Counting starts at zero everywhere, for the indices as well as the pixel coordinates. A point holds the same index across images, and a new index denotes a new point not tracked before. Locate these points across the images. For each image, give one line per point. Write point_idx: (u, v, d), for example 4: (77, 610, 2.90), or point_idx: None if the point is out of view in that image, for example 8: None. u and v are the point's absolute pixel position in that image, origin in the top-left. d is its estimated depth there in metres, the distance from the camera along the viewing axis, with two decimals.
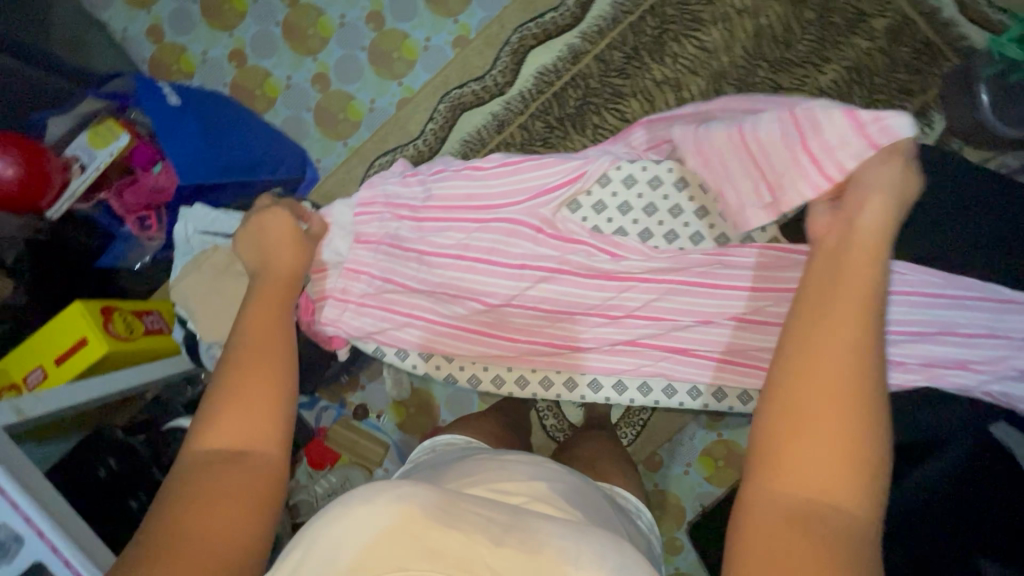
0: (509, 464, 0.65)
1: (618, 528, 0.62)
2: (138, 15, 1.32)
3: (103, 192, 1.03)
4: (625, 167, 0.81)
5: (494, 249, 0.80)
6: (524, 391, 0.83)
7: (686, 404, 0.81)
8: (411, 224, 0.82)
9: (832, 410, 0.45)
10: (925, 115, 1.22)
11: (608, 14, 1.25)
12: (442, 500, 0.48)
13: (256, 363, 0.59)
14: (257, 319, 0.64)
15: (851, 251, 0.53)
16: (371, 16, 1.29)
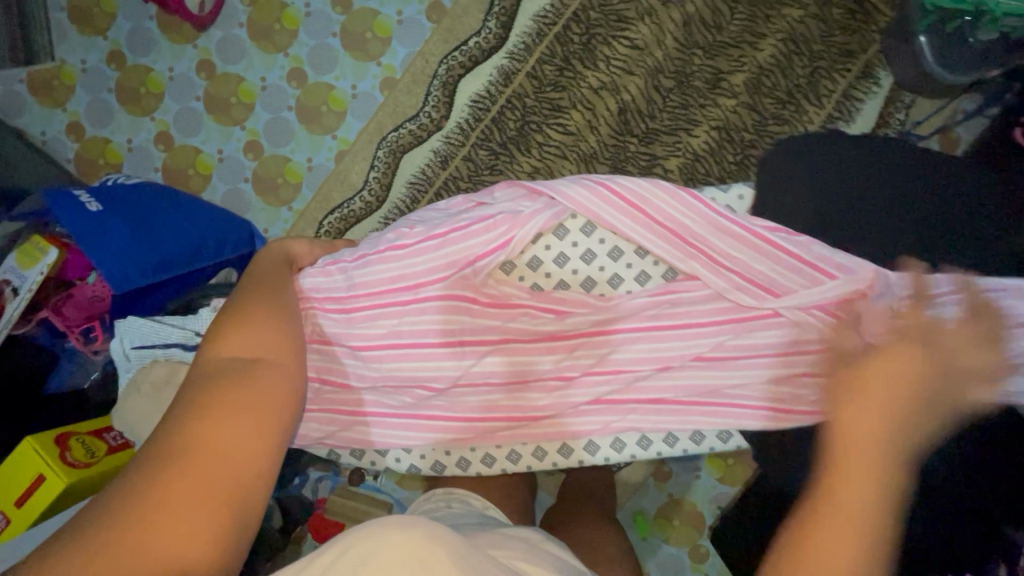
0: (534, 549, 0.61)
1: None
2: (53, 115, 1.27)
3: (42, 310, 0.97)
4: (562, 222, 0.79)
5: (433, 329, 0.77)
6: (492, 468, 0.81)
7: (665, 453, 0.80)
8: (338, 315, 0.78)
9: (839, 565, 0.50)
10: (871, 74, 1.18)
11: (531, 29, 1.21)
12: (471, 558, 0.48)
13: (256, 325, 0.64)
14: (255, 283, 0.71)
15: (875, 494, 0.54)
16: (292, 74, 1.24)
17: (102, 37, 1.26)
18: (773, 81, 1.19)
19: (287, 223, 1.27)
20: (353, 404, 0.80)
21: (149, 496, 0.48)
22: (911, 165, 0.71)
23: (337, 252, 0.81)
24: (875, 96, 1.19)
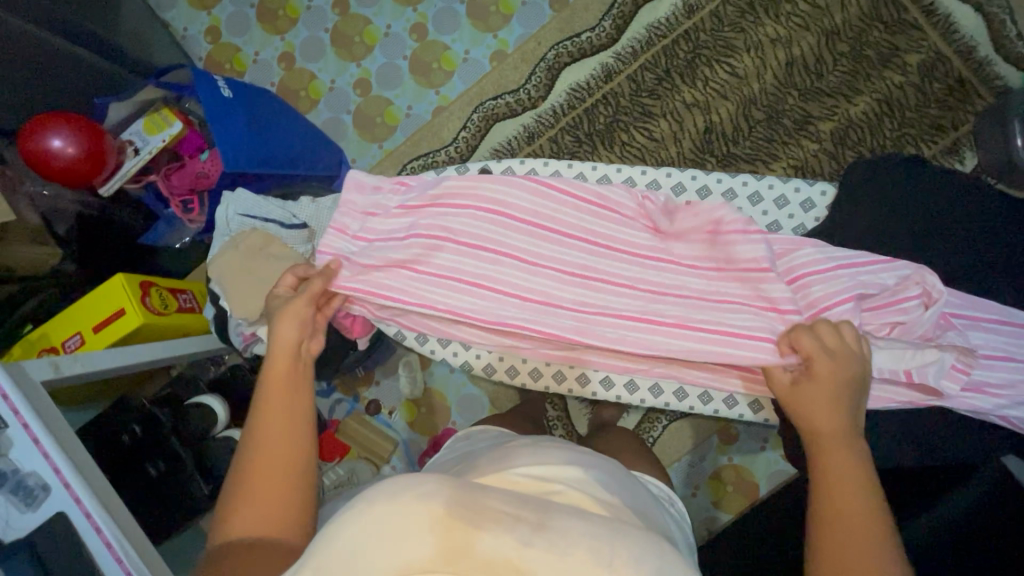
0: (544, 450, 0.69)
1: (656, 520, 0.67)
2: (199, 16, 1.41)
3: (151, 175, 1.08)
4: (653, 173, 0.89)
5: (533, 280, 0.83)
6: (537, 382, 0.91)
7: (697, 407, 0.89)
8: (451, 247, 0.83)
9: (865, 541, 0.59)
10: (957, 151, 1.22)
11: (642, 36, 1.28)
12: (464, 497, 0.50)
13: (268, 460, 0.63)
14: (269, 397, 0.68)
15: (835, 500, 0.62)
16: (415, 27, 1.35)
17: None
18: (859, 136, 1.23)
19: (373, 159, 1.36)
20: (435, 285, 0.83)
21: None
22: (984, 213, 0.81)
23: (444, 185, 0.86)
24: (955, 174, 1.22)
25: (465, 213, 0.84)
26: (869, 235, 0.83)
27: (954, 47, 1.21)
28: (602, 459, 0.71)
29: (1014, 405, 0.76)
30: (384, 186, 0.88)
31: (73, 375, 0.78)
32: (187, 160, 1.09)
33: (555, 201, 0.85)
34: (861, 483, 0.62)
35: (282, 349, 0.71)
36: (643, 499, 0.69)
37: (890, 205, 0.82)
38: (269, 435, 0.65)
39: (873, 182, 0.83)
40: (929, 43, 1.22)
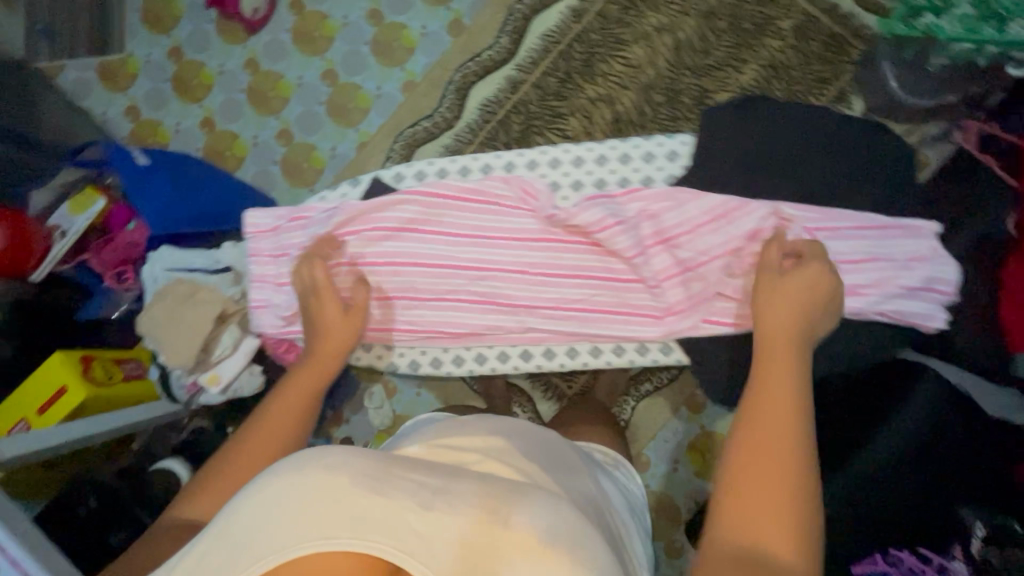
0: (472, 424, 0.77)
1: (582, 473, 0.76)
2: (116, 98, 1.44)
3: (83, 253, 1.10)
4: (526, 154, 0.96)
5: (449, 281, 0.92)
6: (461, 367, 0.95)
7: (613, 360, 0.93)
8: (352, 266, 0.91)
9: (782, 466, 0.62)
10: (845, 99, 1.30)
11: (538, 46, 1.36)
12: (373, 470, 0.52)
13: (267, 443, 0.71)
14: (297, 394, 0.78)
15: (765, 418, 0.67)
16: (325, 73, 1.41)
17: (166, 35, 1.44)
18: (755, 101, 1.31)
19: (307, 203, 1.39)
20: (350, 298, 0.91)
21: None
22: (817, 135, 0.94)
23: (329, 218, 0.92)
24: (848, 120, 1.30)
25: (364, 238, 0.90)
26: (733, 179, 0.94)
27: (821, 7, 1.31)
28: (524, 429, 0.79)
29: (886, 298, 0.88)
30: (283, 225, 0.92)
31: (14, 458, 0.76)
32: (114, 233, 1.11)
33: (449, 210, 0.92)
34: (790, 380, 0.70)
35: (316, 357, 0.82)
36: (567, 458, 0.77)
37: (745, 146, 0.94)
38: (280, 419, 0.73)
39: (723, 125, 0.94)
40: (799, 6, 1.31)
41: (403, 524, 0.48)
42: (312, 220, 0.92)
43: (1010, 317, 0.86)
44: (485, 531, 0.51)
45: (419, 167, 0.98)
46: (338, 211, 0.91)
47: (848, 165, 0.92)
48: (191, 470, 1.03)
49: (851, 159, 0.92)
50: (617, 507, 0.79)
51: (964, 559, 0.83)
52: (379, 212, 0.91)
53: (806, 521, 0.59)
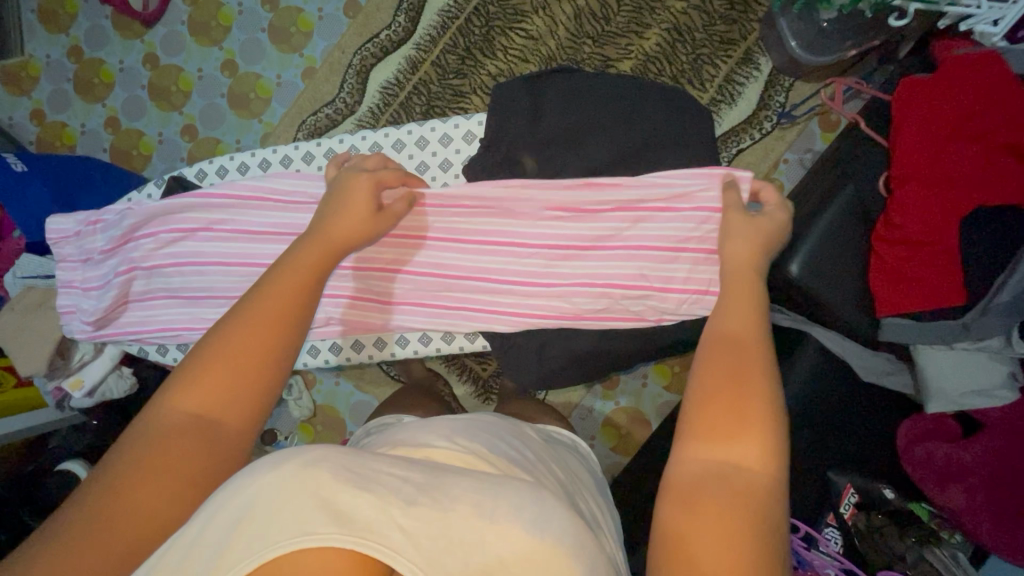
0: (432, 422, 0.73)
1: (544, 456, 0.74)
2: (20, 102, 1.43)
3: None
4: (369, 137, 0.88)
5: (246, 286, 0.83)
6: (339, 357, 0.92)
7: (467, 347, 0.90)
8: (143, 275, 0.83)
9: (745, 376, 0.55)
10: (751, 60, 1.25)
11: (436, 23, 1.32)
12: (352, 463, 0.50)
13: (243, 339, 0.57)
14: (287, 277, 0.62)
15: (730, 332, 0.59)
16: (225, 64, 1.38)
17: (63, 33, 1.42)
18: (658, 67, 1.27)
19: None
20: (162, 311, 0.85)
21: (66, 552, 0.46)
22: (672, 98, 0.83)
23: (107, 219, 0.83)
24: (754, 81, 1.25)
25: (159, 241, 0.82)
26: (561, 147, 0.83)
27: None
28: (507, 428, 0.76)
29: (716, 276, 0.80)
30: (82, 230, 0.84)
31: None
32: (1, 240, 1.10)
33: (233, 211, 0.81)
34: (750, 290, 0.63)
35: (319, 243, 0.66)
36: (532, 444, 0.75)
37: (583, 104, 0.83)
38: (272, 305, 0.59)
39: (570, 88, 0.83)
40: None
41: (379, 520, 0.46)
42: (102, 222, 0.83)
43: (927, 276, 0.81)
44: (466, 528, 0.48)
45: (221, 162, 0.90)
46: (128, 212, 0.82)
47: (699, 131, 0.82)
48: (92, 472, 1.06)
49: (696, 119, 0.82)
50: (589, 488, 0.76)
51: (836, 525, 0.88)
52: (170, 212, 0.81)
53: (776, 422, 0.53)
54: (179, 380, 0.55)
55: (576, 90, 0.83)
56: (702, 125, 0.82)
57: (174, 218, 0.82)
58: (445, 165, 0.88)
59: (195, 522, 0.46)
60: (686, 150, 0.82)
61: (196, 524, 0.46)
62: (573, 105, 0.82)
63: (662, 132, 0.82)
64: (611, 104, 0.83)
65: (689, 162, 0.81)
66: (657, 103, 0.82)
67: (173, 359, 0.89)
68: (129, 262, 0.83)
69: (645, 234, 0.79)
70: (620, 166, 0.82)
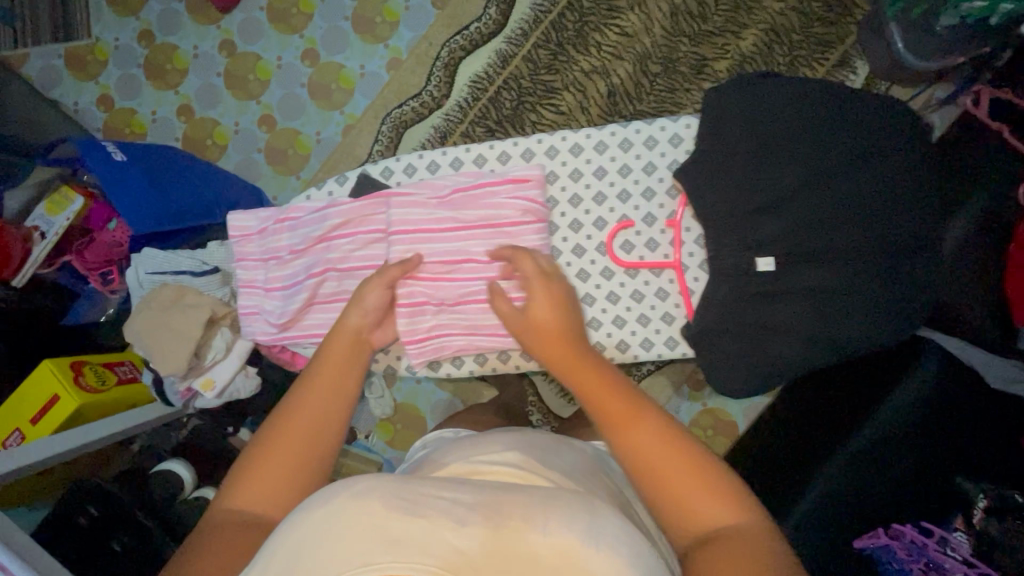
0: (485, 437, 0.71)
1: (600, 471, 0.71)
2: (87, 87, 1.38)
3: (66, 255, 1.04)
4: (570, 137, 0.89)
5: (446, 289, 0.84)
6: (485, 367, 0.90)
7: (666, 354, 0.88)
8: (336, 276, 0.83)
9: (672, 446, 0.63)
10: (848, 63, 1.25)
11: (528, 16, 1.29)
12: (401, 490, 0.50)
13: (278, 444, 0.66)
14: (315, 380, 0.72)
15: (617, 408, 0.66)
16: (306, 53, 1.34)
17: (134, 17, 1.37)
18: (754, 68, 1.26)
19: (294, 192, 1.35)
20: None
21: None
22: (828, 105, 0.83)
23: (297, 215, 0.86)
24: (852, 84, 1.25)
25: (356, 242, 0.84)
26: (723, 154, 0.83)
27: None
28: (562, 442, 0.73)
29: (863, 286, 0.81)
30: (269, 228, 0.86)
31: (12, 471, 0.76)
32: (96, 233, 1.06)
33: (437, 210, 0.84)
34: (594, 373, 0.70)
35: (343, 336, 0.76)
36: (593, 464, 0.71)
37: (744, 115, 0.83)
38: (314, 404, 0.69)
39: (724, 100, 0.84)
40: None
41: (433, 544, 0.45)
42: (296, 220, 0.85)
43: None
44: (515, 543, 0.46)
45: (409, 159, 0.90)
46: (326, 213, 0.84)
47: (856, 135, 0.82)
48: (194, 471, 1.02)
49: (851, 126, 0.82)
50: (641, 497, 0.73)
51: (965, 530, 0.87)
52: (372, 213, 0.84)
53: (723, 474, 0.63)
54: (232, 484, 0.63)
55: (726, 101, 0.84)
56: (854, 134, 0.82)
57: (374, 218, 0.84)
58: (651, 168, 0.88)
59: (264, 561, 0.48)
60: (840, 157, 0.82)
61: (267, 556, 0.49)
62: (743, 113, 0.83)
63: (819, 137, 0.82)
64: (768, 114, 0.83)
65: (842, 169, 0.82)
66: (811, 111, 0.82)
67: None
68: (324, 260, 0.83)
69: (822, 239, 0.81)
70: (779, 172, 0.82)
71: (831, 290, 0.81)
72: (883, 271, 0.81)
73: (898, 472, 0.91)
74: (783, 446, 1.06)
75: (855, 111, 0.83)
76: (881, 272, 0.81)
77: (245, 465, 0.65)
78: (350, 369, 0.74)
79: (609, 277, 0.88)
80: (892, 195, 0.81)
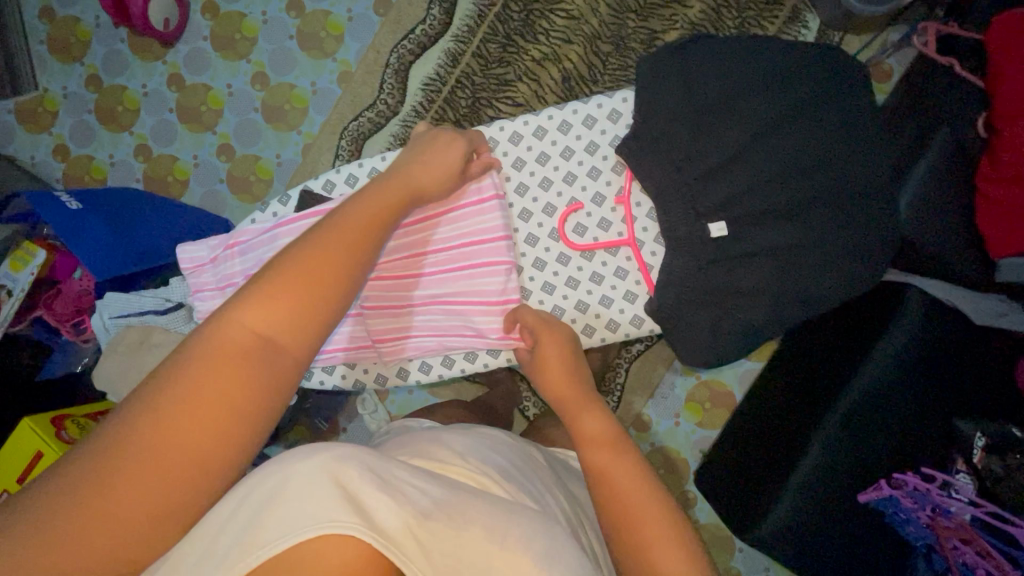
0: (441, 435, 0.71)
1: (547, 480, 0.71)
2: (41, 139, 1.36)
3: (35, 310, 1.03)
4: (507, 126, 0.88)
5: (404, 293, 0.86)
6: (452, 369, 0.90)
7: (632, 333, 0.87)
8: None
9: (640, 489, 0.64)
10: (799, 17, 1.23)
11: (472, 12, 1.28)
12: (378, 468, 0.51)
13: (263, 325, 0.53)
14: (314, 260, 0.57)
15: (594, 435, 0.70)
16: (255, 77, 1.33)
17: (79, 63, 1.35)
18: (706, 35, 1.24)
19: None
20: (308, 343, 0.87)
21: (67, 516, 0.44)
22: (777, 63, 0.82)
23: (251, 239, 0.84)
24: (806, 39, 1.23)
25: None
26: (676, 126, 0.82)
27: None
28: (514, 448, 0.73)
29: (832, 239, 0.80)
30: (222, 255, 0.85)
31: None
32: (62, 284, 1.06)
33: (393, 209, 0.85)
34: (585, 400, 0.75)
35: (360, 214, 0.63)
36: (542, 472, 0.72)
37: (692, 85, 0.82)
38: (310, 283, 0.56)
39: (671, 70, 0.83)
40: None
41: (386, 526, 0.47)
42: (251, 241, 0.84)
43: None
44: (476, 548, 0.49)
45: (349, 169, 0.89)
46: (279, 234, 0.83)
47: (808, 90, 0.81)
48: None
49: (801, 79, 0.81)
50: (592, 517, 0.73)
51: (967, 470, 0.86)
52: None
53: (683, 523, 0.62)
54: (188, 367, 0.50)
55: (672, 73, 0.84)
56: (805, 88, 0.81)
57: None
58: (593, 147, 0.88)
59: (228, 503, 0.48)
60: (795, 113, 0.81)
61: (231, 503, 0.48)
62: (691, 80, 0.82)
63: (773, 95, 0.81)
64: (717, 80, 0.82)
65: (797, 125, 0.81)
66: (761, 70, 0.81)
67: (319, 380, 0.92)
68: None
69: (788, 198, 0.80)
70: (736, 136, 0.81)
71: (803, 247, 0.80)
72: (852, 221, 0.80)
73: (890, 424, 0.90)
74: (779, 409, 1.05)
75: (804, 65, 0.82)
76: (850, 223, 0.80)
77: (211, 347, 0.51)
78: (316, 305, 0.55)
79: (566, 262, 0.87)
80: (853, 144, 0.81)
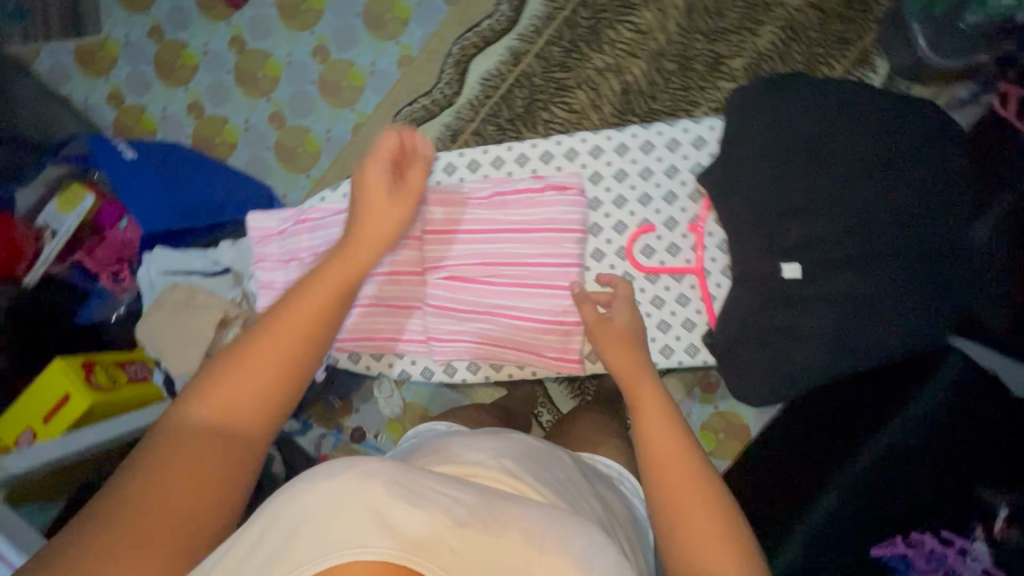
0: (472, 441, 0.71)
1: (580, 487, 0.70)
2: (97, 83, 1.37)
3: (77, 253, 1.05)
4: (591, 140, 0.95)
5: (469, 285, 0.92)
6: (500, 373, 0.94)
7: (686, 361, 0.90)
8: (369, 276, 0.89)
9: (690, 478, 0.63)
10: (868, 61, 1.22)
11: (541, 13, 1.28)
12: (403, 480, 0.50)
13: (263, 349, 0.58)
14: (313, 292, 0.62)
15: (648, 415, 0.70)
16: (316, 50, 1.33)
17: (144, 13, 1.36)
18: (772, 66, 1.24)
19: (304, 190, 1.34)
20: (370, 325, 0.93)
21: (108, 521, 0.49)
22: (846, 114, 0.83)
23: (322, 217, 0.86)
24: (872, 82, 1.22)
25: None
26: None
27: None
28: (543, 454, 0.72)
29: (885, 290, 0.79)
30: (290, 229, 0.86)
31: None
32: (107, 231, 1.07)
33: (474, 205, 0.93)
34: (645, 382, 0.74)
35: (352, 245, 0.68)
36: (575, 481, 0.70)
37: (761, 128, 0.84)
38: (302, 311, 0.61)
39: None
40: None
41: (418, 537, 0.46)
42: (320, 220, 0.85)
43: None
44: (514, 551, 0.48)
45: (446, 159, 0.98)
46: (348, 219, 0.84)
47: (878, 141, 0.82)
48: None
49: (868, 128, 0.82)
50: (626, 528, 0.72)
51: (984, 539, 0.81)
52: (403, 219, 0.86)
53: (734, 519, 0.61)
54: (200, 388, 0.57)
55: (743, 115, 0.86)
56: (874, 139, 0.82)
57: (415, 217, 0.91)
58: (672, 170, 0.93)
59: (254, 527, 0.48)
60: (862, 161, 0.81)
61: (258, 523, 0.48)
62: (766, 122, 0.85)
63: (840, 143, 0.82)
64: (788, 122, 0.83)
65: (862, 173, 0.81)
66: (830, 119, 0.83)
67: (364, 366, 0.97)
68: None
69: (844, 245, 0.81)
70: (798, 178, 0.83)
71: (853, 295, 0.80)
72: (907, 275, 0.79)
73: (917, 474, 0.90)
74: (800, 451, 1.05)
75: (876, 116, 0.82)
76: (904, 277, 0.79)
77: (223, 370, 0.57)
78: (313, 343, 0.60)
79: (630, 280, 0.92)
80: (916, 198, 0.80)
